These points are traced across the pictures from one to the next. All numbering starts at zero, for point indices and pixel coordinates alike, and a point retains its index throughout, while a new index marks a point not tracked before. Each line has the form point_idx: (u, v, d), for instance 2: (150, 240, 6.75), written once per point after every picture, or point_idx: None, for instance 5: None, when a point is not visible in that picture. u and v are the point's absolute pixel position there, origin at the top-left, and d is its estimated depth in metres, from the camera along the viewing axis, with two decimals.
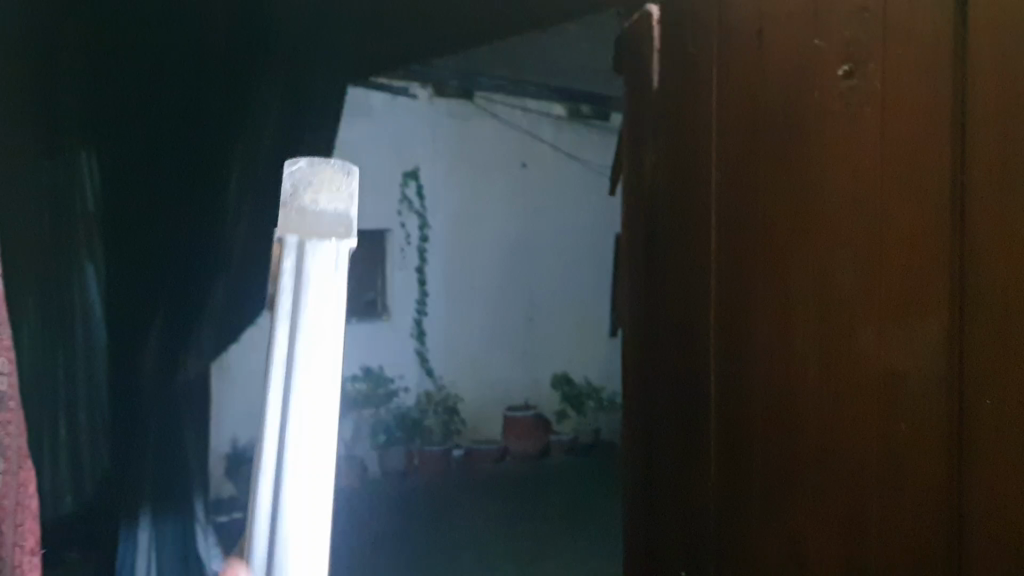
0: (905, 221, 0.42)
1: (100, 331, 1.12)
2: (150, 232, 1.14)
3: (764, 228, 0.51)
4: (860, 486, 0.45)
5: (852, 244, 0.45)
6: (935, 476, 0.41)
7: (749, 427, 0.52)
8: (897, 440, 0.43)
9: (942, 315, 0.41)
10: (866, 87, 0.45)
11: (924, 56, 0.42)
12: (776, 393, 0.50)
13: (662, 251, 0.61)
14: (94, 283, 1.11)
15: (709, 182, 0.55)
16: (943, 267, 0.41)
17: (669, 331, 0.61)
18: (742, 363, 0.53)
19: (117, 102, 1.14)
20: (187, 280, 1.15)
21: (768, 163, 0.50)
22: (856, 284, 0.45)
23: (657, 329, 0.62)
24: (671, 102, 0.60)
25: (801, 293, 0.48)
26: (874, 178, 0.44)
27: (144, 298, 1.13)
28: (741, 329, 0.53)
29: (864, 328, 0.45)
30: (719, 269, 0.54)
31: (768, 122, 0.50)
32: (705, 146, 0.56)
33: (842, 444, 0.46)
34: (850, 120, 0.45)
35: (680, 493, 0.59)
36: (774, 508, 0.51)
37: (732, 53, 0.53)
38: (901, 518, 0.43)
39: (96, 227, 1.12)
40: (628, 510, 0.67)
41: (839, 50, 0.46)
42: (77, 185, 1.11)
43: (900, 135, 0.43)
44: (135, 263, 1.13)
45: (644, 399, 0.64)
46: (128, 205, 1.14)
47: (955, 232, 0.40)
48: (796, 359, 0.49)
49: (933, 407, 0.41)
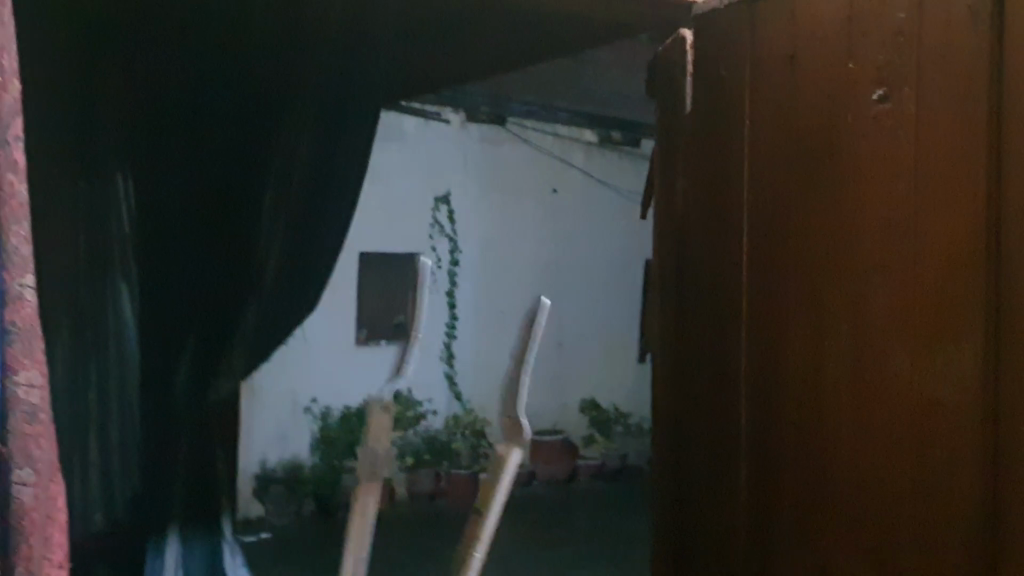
0: (942, 246, 0.42)
1: (132, 347, 1.16)
2: (182, 246, 1.19)
3: (794, 250, 0.50)
4: (893, 512, 0.44)
5: (885, 268, 0.45)
6: (975, 501, 0.41)
7: (778, 452, 0.51)
8: (935, 464, 0.42)
9: (979, 339, 0.41)
10: (900, 111, 0.44)
11: (961, 81, 0.41)
12: (805, 419, 0.50)
13: (687, 275, 0.60)
14: (128, 298, 1.16)
15: (738, 205, 0.55)
16: (980, 292, 0.40)
17: (685, 358, 0.59)
18: (772, 387, 0.52)
19: (151, 121, 1.15)
20: (216, 291, 1.21)
21: (798, 186, 0.50)
22: (888, 308, 0.44)
23: (675, 358, 0.60)
24: (701, 124, 0.58)
25: (833, 317, 0.47)
26: (909, 202, 0.43)
27: (176, 310, 1.19)
28: (770, 353, 0.52)
29: (897, 352, 0.44)
30: (745, 294, 0.54)
31: (798, 145, 0.50)
32: (734, 169, 0.55)
33: (875, 469, 0.45)
34: (884, 144, 0.45)
35: (708, 521, 0.57)
36: (805, 535, 0.50)
37: (762, 78, 0.53)
38: (938, 543, 0.42)
39: (131, 246, 1.16)
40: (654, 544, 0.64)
41: (873, 75, 0.46)
42: (113, 208, 1.13)
43: (936, 160, 0.42)
44: (166, 282, 1.18)
45: (659, 430, 0.62)
46: (164, 221, 1.17)
47: (994, 255, 0.40)
48: (825, 383, 0.48)
49: (969, 431, 0.41)
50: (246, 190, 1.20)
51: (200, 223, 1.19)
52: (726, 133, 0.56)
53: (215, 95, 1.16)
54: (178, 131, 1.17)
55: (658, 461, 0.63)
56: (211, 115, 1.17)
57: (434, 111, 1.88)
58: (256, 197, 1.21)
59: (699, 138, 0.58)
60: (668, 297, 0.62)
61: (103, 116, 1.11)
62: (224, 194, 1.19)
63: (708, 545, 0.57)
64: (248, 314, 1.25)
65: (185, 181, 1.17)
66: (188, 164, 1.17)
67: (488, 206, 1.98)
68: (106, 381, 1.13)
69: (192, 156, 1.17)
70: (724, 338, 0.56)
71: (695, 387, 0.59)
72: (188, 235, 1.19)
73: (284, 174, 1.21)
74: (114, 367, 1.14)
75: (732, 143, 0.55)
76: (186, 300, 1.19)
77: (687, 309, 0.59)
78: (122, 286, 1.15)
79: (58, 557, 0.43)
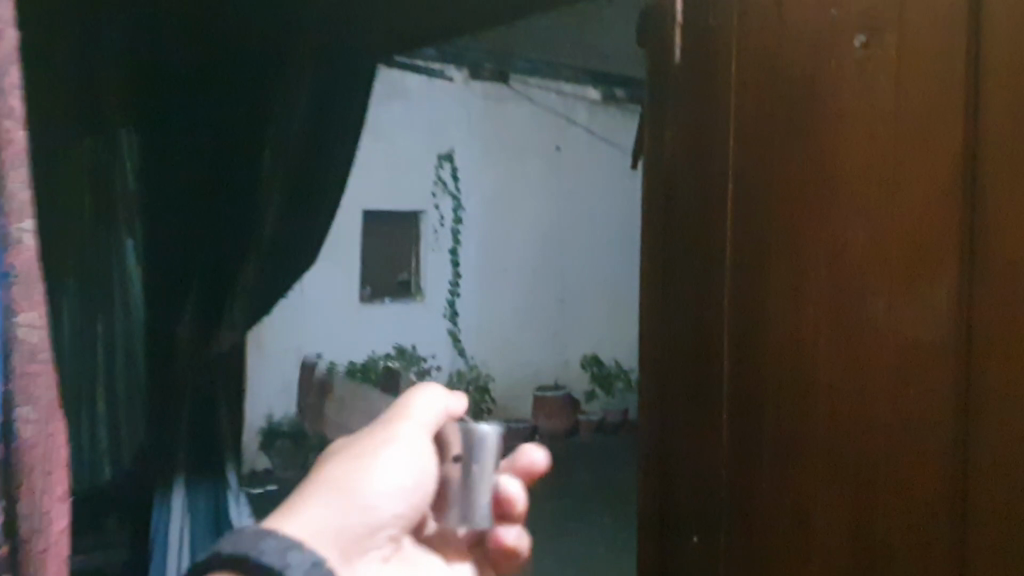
0: (920, 195, 0.43)
1: (138, 304, 1.16)
2: (188, 206, 1.19)
3: (776, 198, 0.51)
4: (870, 450, 0.46)
5: (865, 214, 0.46)
6: (947, 436, 0.43)
7: (761, 394, 0.52)
8: (908, 403, 0.44)
9: (953, 281, 0.42)
10: (882, 58, 0.45)
11: (938, 31, 0.43)
12: (786, 367, 0.51)
13: (676, 219, 0.60)
14: (132, 245, 1.16)
15: (726, 150, 0.55)
16: (953, 235, 0.42)
17: (671, 319, 0.60)
18: (756, 329, 0.53)
19: (152, 81, 1.18)
20: (217, 237, 1.20)
21: (782, 133, 0.50)
22: (866, 253, 0.46)
23: (665, 318, 0.61)
24: (693, 72, 0.58)
25: (813, 260, 0.48)
26: (890, 152, 0.44)
27: (177, 266, 1.18)
28: (755, 299, 0.53)
29: (876, 297, 0.45)
30: (730, 249, 0.55)
31: (783, 91, 0.50)
32: (722, 112, 0.55)
33: (852, 409, 0.47)
34: (866, 90, 0.45)
35: (694, 462, 0.58)
36: (784, 475, 0.51)
37: (749, 33, 0.53)
38: (909, 481, 0.44)
39: (137, 204, 1.17)
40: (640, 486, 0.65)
41: (857, 22, 0.46)
42: (116, 160, 1.15)
43: (915, 105, 0.43)
44: (180, 241, 1.19)
45: (647, 392, 0.63)
46: (168, 183, 1.18)
47: (968, 202, 0.42)
48: (806, 328, 0.49)
49: (941, 372, 0.43)
50: (251, 128, 1.21)
51: (208, 181, 1.20)
52: (714, 79, 0.56)
53: (206, 73, 1.20)
54: (185, 86, 1.20)
55: (648, 414, 0.63)
56: (217, 58, 1.20)
57: (435, 65, 1.23)
58: (258, 142, 1.20)
59: (688, 81, 0.59)
60: (655, 263, 0.62)
61: (102, 70, 1.15)
62: (233, 139, 1.20)
63: (695, 487, 0.58)
64: (248, 269, 1.17)
65: (196, 132, 1.20)
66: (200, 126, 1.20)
67: (489, 159, 1.26)
68: (111, 317, 1.14)
69: (205, 110, 1.21)
70: (710, 287, 0.56)
71: (683, 345, 0.59)
72: (196, 201, 1.19)
73: (279, 142, 1.20)
74: (116, 307, 1.14)
75: (715, 102, 0.56)
76: (187, 257, 1.19)
77: (676, 264, 0.60)
78: (126, 240, 1.15)
79: (59, 490, 0.48)
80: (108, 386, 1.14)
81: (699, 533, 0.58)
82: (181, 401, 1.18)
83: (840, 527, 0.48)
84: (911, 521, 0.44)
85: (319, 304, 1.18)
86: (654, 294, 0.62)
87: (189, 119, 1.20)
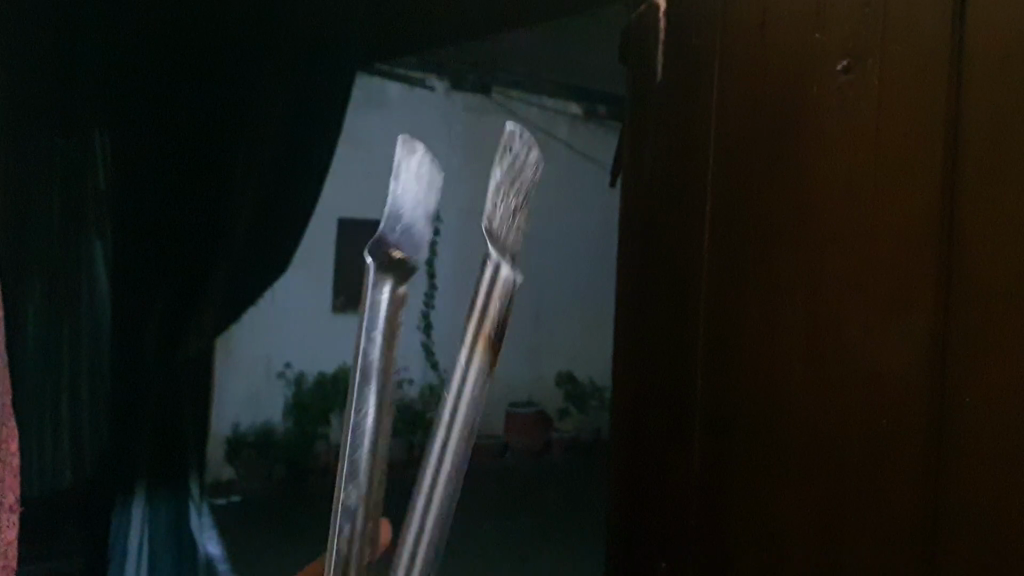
0: (899, 214, 0.42)
1: (104, 312, 1.02)
2: (167, 205, 1.06)
3: (755, 220, 0.50)
4: (841, 468, 0.45)
5: (840, 234, 0.45)
6: (916, 460, 0.42)
7: (732, 417, 0.51)
8: (881, 423, 0.43)
9: (929, 299, 0.41)
10: (864, 83, 0.44)
11: (919, 46, 0.42)
12: (757, 389, 0.50)
13: (658, 237, 0.60)
14: (101, 256, 1.02)
15: (704, 165, 0.55)
16: (932, 251, 0.41)
17: (650, 347, 0.61)
18: (729, 348, 0.52)
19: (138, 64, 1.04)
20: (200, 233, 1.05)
21: (762, 152, 0.50)
22: (843, 270, 0.45)
23: (638, 349, 0.63)
24: (672, 88, 0.59)
25: (791, 277, 0.47)
26: (867, 172, 0.44)
27: (149, 273, 1.04)
28: (726, 316, 0.52)
29: (852, 316, 0.44)
30: (706, 270, 0.54)
31: (757, 111, 0.50)
32: (703, 130, 0.55)
33: (823, 424, 0.46)
34: (846, 111, 0.45)
35: (664, 476, 0.59)
36: (756, 497, 0.50)
37: (740, 52, 0.51)
38: (886, 506, 0.43)
39: (107, 213, 1.02)
40: (614, 488, 0.67)
41: (840, 46, 0.45)
42: (89, 162, 1.01)
43: (896, 123, 0.43)
44: (158, 247, 1.04)
45: (624, 396, 0.64)
46: (142, 179, 1.05)
47: (946, 215, 0.41)
48: (779, 346, 0.48)
49: (914, 391, 0.42)
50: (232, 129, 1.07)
51: (192, 178, 1.06)
52: (694, 94, 0.56)
53: None
54: (181, 76, 1.06)
55: (626, 421, 0.64)
56: (200, 55, 1.07)
57: (417, 75, 1.10)
58: (232, 141, 1.07)
59: (666, 103, 0.60)
60: (632, 289, 0.64)
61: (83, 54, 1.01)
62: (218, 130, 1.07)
63: (662, 502, 0.59)
64: (218, 274, 1.06)
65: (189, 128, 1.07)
66: (189, 113, 1.07)
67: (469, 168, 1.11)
68: (77, 327, 1.00)
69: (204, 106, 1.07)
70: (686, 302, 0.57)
71: (661, 363, 0.59)
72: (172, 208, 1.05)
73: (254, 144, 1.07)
74: (81, 307, 1.00)
75: (698, 124, 0.56)
76: (163, 261, 1.04)
77: (651, 281, 0.61)
78: (96, 245, 1.01)
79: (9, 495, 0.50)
80: (71, 392, 1.00)
81: (667, 550, 0.58)
82: (146, 402, 1.04)
83: (809, 545, 0.46)
84: (886, 542, 0.43)
85: (301, 307, 1.08)
86: (631, 331, 0.64)
87: (187, 106, 1.07)
